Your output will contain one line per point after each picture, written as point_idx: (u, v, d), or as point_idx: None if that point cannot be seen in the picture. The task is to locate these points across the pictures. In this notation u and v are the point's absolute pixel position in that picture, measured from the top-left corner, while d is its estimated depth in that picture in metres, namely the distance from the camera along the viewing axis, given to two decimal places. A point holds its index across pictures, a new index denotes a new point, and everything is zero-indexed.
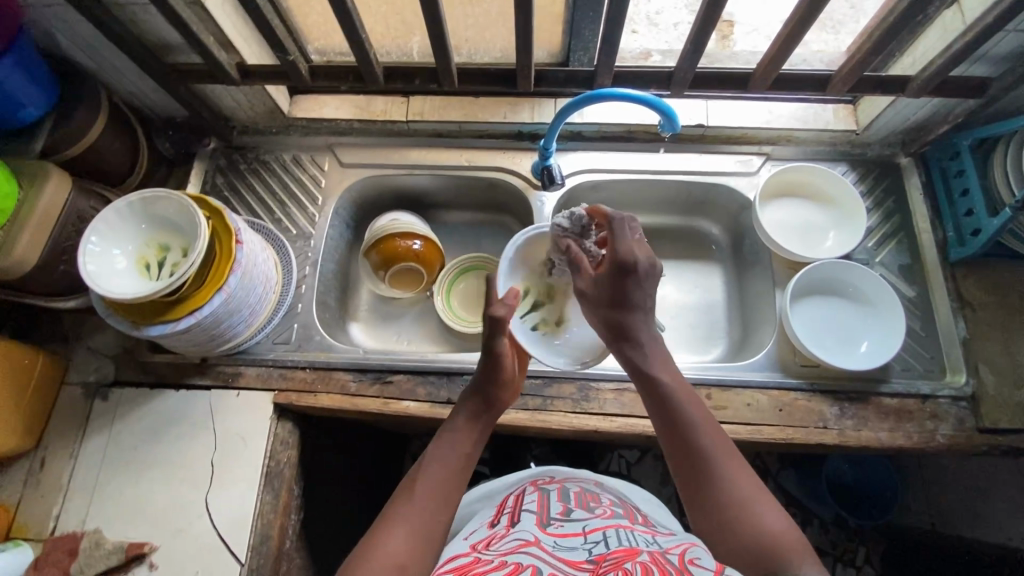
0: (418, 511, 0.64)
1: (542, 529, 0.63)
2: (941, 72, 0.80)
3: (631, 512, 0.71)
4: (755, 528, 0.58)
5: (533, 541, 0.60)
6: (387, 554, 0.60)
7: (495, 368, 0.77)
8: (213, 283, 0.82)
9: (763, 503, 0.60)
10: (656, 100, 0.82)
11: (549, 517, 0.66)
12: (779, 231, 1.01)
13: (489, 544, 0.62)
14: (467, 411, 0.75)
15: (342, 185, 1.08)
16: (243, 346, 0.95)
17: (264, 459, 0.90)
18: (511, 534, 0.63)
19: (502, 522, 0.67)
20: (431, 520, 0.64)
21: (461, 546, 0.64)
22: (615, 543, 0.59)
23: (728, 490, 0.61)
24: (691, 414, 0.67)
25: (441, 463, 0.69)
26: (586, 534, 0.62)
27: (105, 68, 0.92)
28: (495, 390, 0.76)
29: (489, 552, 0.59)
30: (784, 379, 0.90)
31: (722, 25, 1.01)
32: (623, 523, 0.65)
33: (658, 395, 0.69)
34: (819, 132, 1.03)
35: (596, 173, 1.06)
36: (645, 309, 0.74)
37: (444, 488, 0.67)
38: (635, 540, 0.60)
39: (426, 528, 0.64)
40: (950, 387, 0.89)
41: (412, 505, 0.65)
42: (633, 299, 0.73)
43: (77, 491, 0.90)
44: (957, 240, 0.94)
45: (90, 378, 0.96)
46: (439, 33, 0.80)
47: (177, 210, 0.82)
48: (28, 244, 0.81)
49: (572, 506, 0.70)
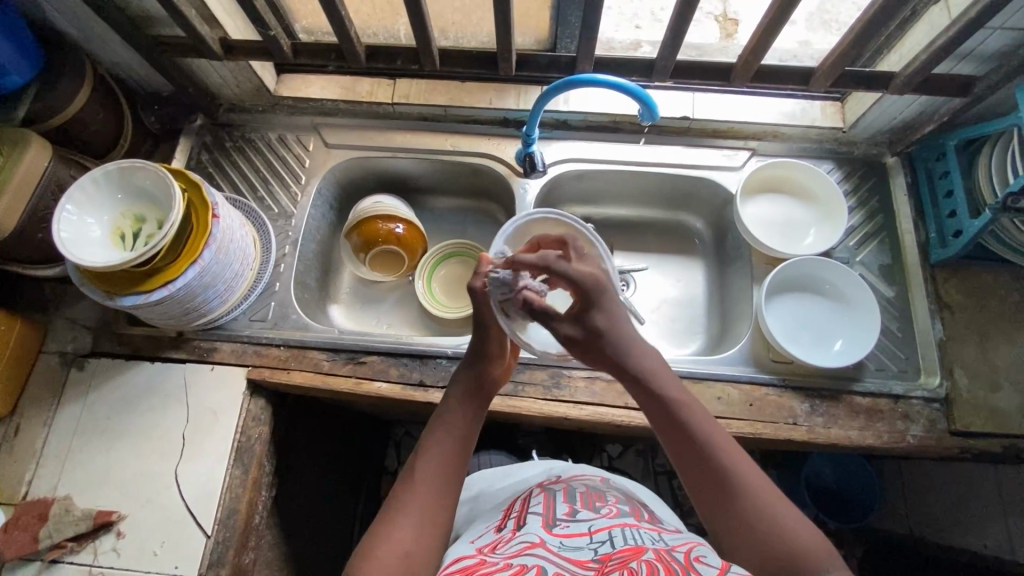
0: (420, 504, 0.65)
1: (547, 529, 0.64)
2: (925, 68, 0.79)
3: (637, 509, 0.73)
4: (780, 538, 0.58)
5: (539, 543, 0.61)
6: (391, 548, 0.61)
7: (479, 345, 0.76)
8: (188, 256, 0.82)
9: (786, 508, 0.61)
10: (635, 87, 0.82)
11: (555, 517, 0.67)
12: (761, 226, 1.01)
13: (496, 548, 0.63)
14: (459, 392, 0.74)
15: (326, 166, 1.08)
16: (219, 321, 0.95)
17: (235, 434, 0.90)
18: (517, 537, 0.64)
19: (508, 526, 0.69)
20: (432, 513, 0.65)
21: (468, 549, 0.65)
22: (621, 542, 0.60)
23: (751, 503, 0.61)
24: (703, 430, 0.65)
25: (439, 451, 0.69)
26: (592, 533, 0.63)
27: (90, 38, 0.92)
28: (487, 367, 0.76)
29: (496, 556, 0.61)
30: (756, 374, 0.90)
31: (727, 22, 1.01)
32: (629, 522, 0.66)
33: (673, 419, 0.66)
34: (805, 128, 1.02)
35: (579, 163, 1.06)
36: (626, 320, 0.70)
37: (442, 476, 0.67)
38: (641, 539, 0.62)
39: (428, 518, 0.65)
40: (923, 388, 0.89)
41: (413, 496, 0.66)
42: (615, 322, 0.69)
43: (49, 459, 0.90)
44: (939, 241, 0.94)
45: (67, 347, 0.96)
46: (419, 14, 0.79)
47: (153, 181, 0.82)
48: (5, 210, 0.81)
49: (578, 506, 0.70)
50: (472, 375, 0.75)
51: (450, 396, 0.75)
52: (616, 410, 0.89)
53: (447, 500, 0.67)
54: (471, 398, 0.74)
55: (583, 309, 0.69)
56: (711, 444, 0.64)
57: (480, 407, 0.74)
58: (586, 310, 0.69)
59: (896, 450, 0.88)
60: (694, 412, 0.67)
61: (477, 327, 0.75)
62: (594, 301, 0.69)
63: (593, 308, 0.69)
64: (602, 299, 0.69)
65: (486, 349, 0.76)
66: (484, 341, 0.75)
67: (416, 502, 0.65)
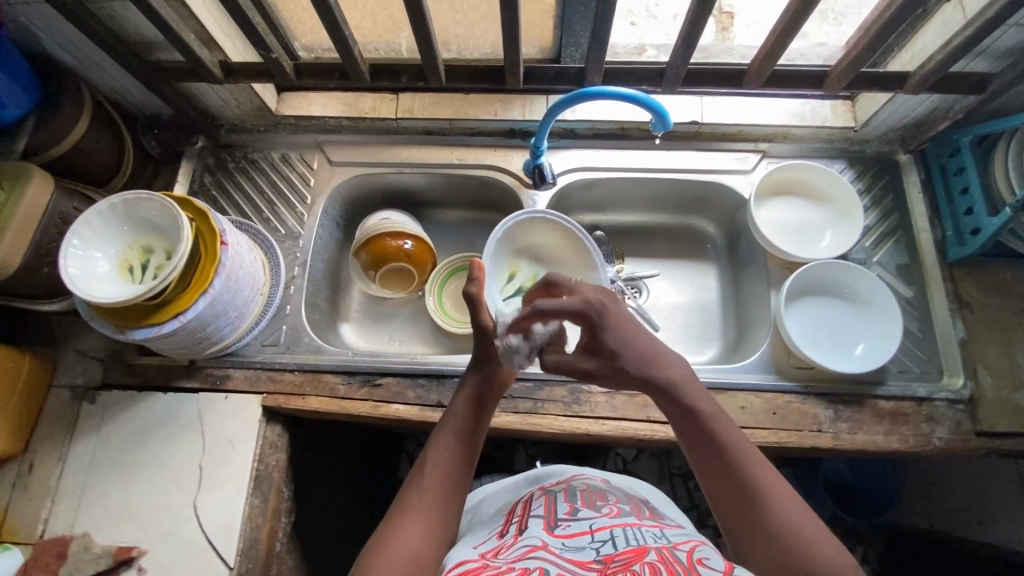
0: (428, 503, 0.65)
1: (549, 531, 0.63)
2: (942, 67, 0.77)
3: (638, 507, 0.72)
4: (804, 553, 0.56)
5: (540, 545, 0.60)
6: (400, 546, 0.60)
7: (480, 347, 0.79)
8: (198, 286, 0.80)
9: (810, 522, 0.58)
10: (646, 97, 0.81)
11: (556, 518, 0.66)
12: (775, 230, 0.99)
13: (498, 552, 0.61)
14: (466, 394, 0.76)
15: (331, 184, 1.06)
16: (231, 348, 0.94)
17: (253, 463, 0.89)
18: (519, 541, 0.62)
19: (510, 530, 0.67)
20: (441, 515, 0.65)
21: (470, 552, 0.63)
22: (623, 542, 0.59)
23: (777, 517, 0.59)
24: (730, 441, 0.64)
25: (447, 451, 0.70)
26: (594, 532, 0.62)
27: (86, 65, 0.90)
28: (490, 366, 0.78)
29: (499, 560, 0.59)
30: (777, 381, 0.89)
31: (722, 16, 0.99)
32: (630, 520, 0.65)
33: (697, 425, 0.65)
34: (816, 128, 1.00)
35: (588, 171, 1.04)
36: (639, 337, 0.71)
37: (451, 476, 0.68)
38: (643, 538, 0.61)
39: (438, 519, 0.65)
40: (947, 390, 0.88)
41: (422, 497, 0.66)
42: (624, 341, 0.70)
43: (66, 495, 0.89)
44: (956, 239, 0.93)
45: (77, 380, 0.95)
46: (425, 33, 0.78)
47: (160, 211, 0.80)
48: (10, 247, 0.79)
49: (579, 505, 0.69)
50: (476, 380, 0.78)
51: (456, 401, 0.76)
52: (639, 425, 0.88)
53: (454, 499, 0.67)
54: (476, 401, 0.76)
55: (590, 338, 0.71)
56: (737, 455, 0.63)
57: (484, 411, 0.76)
58: (594, 335, 0.71)
59: (921, 453, 0.87)
60: (721, 423, 0.65)
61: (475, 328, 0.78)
62: (596, 325, 0.71)
63: (599, 331, 0.71)
64: (607, 322, 0.71)
65: (489, 352, 0.78)
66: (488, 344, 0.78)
67: (424, 501, 0.66)
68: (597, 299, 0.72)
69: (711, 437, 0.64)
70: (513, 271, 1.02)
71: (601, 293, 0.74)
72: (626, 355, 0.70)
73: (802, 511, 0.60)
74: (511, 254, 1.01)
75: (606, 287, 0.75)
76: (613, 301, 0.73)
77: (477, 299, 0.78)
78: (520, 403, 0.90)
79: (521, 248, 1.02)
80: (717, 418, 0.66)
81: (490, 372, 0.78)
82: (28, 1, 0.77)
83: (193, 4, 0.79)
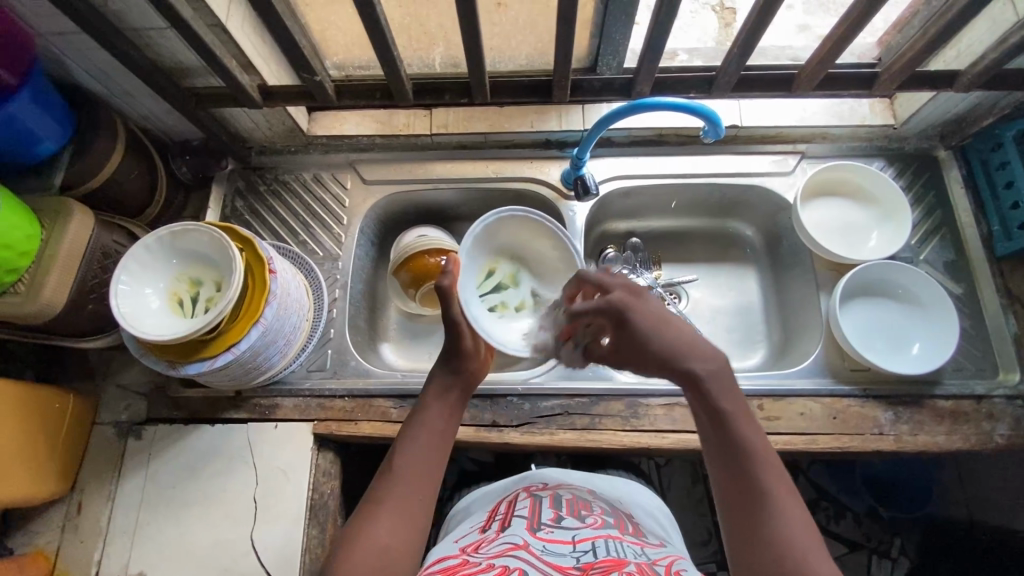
0: (399, 499, 0.61)
1: (532, 533, 0.63)
2: (995, 65, 0.77)
3: (622, 521, 0.70)
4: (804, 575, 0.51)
5: (522, 545, 0.60)
6: (369, 544, 0.58)
7: (450, 342, 0.71)
8: (250, 315, 0.78)
9: (819, 546, 0.53)
10: (699, 105, 0.80)
11: (539, 522, 0.66)
12: (821, 231, 0.99)
13: (478, 547, 0.63)
14: (434, 387, 0.70)
15: (367, 204, 1.05)
16: (278, 376, 0.92)
17: (308, 492, 0.88)
18: (500, 538, 0.63)
19: (493, 527, 0.68)
20: (411, 510, 0.61)
21: (450, 549, 0.65)
22: (603, 552, 0.59)
23: (784, 533, 0.53)
24: (752, 447, 0.57)
25: (418, 446, 0.65)
26: (576, 541, 0.61)
27: (118, 94, 0.88)
28: (460, 360, 0.72)
29: (478, 555, 0.60)
30: (835, 385, 0.89)
31: (724, 12, 0.99)
32: (613, 533, 0.64)
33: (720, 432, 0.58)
34: (855, 127, 1.00)
35: (627, 179, 1.03)
36: (674, 341, 0.61)
37: (423, 471, 0.63)
38: (624, 551, 0.60)
39: (410, 514, 0.61)
40: (1004, 386, 0.88)
41: (391, 493, 0.61)
42: (659, 344, 0.61)
43: (117, 535, 0.87)
44: (1003, 234, 0.93)
45: (121, 416, 0.93)
46: (475, 50, 0.77)
47: (207, 242, 0.78)
48: (55, 286, 0.77)
49: (564, 513, 0.69)
50: (444, 373, 0.71)
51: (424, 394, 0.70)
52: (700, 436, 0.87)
53: (428, 497, 0.63)
54: (446, 394, 0.70)
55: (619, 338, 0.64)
56: (755, 463, 0.57)
57: (455, 405, 0.70)
58: (622, 339, 0.64)
59: (982, 451, 0.87)
60: (748, 426, 0.59)
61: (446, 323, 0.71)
62: (623, 327, 0.63)
63: (627, 334, 0.62)
64: (632, 320, 0.62)
65: (458, 346, 0.71)
66: (456, 338, 0.71)
67: (394, 496, 0.61)
68: (624, 299, 0.64)
69: (732, 436, 0.58)
70: (493, 267, 0.81)
71: (630, 293, 0.65)
72: (654, 357, 0.61)
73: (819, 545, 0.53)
74: (491, 246, 0.80)
75: (636, 284, 0.65)
76: (642, 304, 0.64)
77: (450, 293, 0.70)
78: (578, 419, 0.89)
79: (503, 242, 0.81)
80: (742, 420, 0.59)
81: (459, 364, 0.71)
82: (63, 33, 0.75)
83: (235, 30, 0.78)
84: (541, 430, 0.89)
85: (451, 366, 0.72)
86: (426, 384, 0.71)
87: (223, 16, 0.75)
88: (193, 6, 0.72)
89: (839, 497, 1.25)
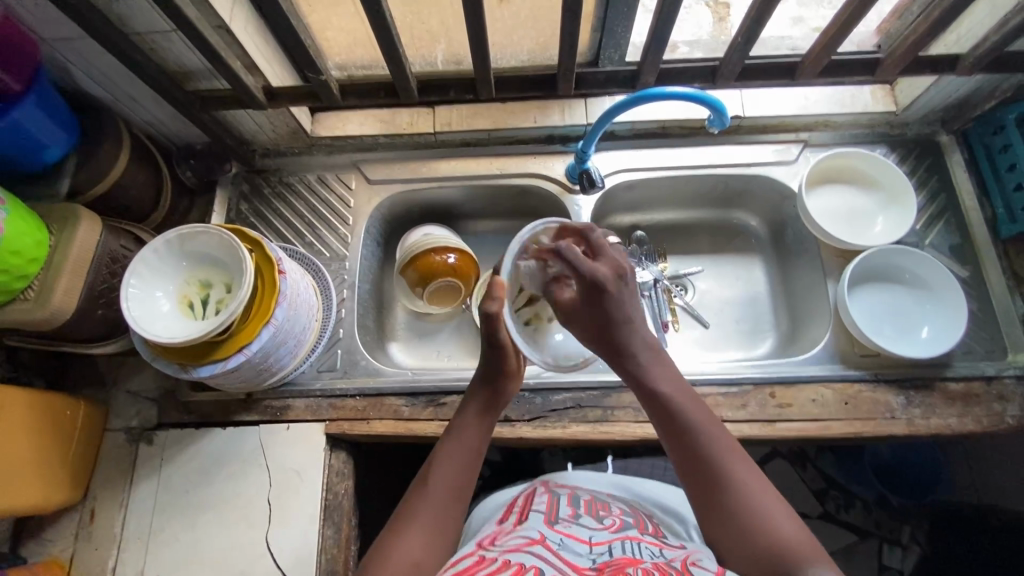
0: (429, 513, 0.63)
1: (548, 526, 0.64)
2: (996, 48, 0.78)
3: (642, 521, 0.70)
4: (761, 524, 0.59)
5: (538, 539, 0.61)
6: (400, 559, 0.59)
7: (496, 363, 0.72)
8: (261, 316, 0.78)
9: (771, 502, 0.61)
10: (702, 94, 0.79)
11: (557, 517, 0.66)
12: (826, 218, 0.99)
13: (495, 540, 0.63)
14: (475, 407, 0.72)
15: (372, 203, 1.05)
16: (289, 377, 0.92)
17: (321, 493, 0.87)
18: (518, 531, 0.63)
19: (511, 519, 0.69)
20: (441, 525, 0.63)
21: (467, 545, 0.64)
22: (618, 552, 0.59)
23: (739, 497, 0.61)
24: (696, 424, 0.66)
25: (451, 462, 0.67)
26: (592, 542, 0.62)
27: (122, 99, 0.88)
28: (502, 381, 0.73)
29: (494, 550, 0.59)
30: (845, 371, 0.89)
31: (717, 6, 0.99)
32: (631, 534, 0.64)
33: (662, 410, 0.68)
34: (857, 114, 1.00)
35: (631, 172, 1.03)
36: (630, 320, 0.70)
37: (454, 486, 0.66)
38: (640, 552, 0.60)
39: (440, 529, 0.63)
40: (1014, 366, 0.88)
41: (422, 507, 0.64)
42: (621, 319, 0.69)
43: (131, 541, 0.87)
44: (1007, 216, 0.93)
45: (132, 422, 0.93)
46: (480, 46, 0.77)
47: (217, 244, 0.78)
48: (65, 293, 0.77)
49: (581, 512, 0.69)
50: (483, 395, 0.73)
51: (463, 413, 0.72)
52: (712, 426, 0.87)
53: (457, 514, 0.65)
54: (484, 418, 0.72)
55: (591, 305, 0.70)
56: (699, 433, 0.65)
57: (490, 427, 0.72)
58: (592, 305, 0.70)
59: (994, 432, 0.87)
60: (690, 406, 0.67)
61: (491, 344, 0.71)
62: (598, 298, 0.69)
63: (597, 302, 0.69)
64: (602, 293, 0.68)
65: (502, 368, 0.73)
66: (500, 359, 0.72)
67: (427, 512, 0.63)
68: (607, 275, 0.69)
69: (678, 417, 0.66)
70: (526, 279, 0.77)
71: (613, 268, 0.71)
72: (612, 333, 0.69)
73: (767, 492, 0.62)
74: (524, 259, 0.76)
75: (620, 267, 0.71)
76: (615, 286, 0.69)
77: (497, 318, 0.70)
78: (590, 411, 0.89)
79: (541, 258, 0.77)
80: (683, 399, 0.68)
81: (499, 386, 0.73)
82: (68, 38, 0.74)
83: (239, 31, 0.78)
84: (553, 424, 0.89)
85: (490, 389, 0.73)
86: (463, 406, 0.73)
87: (227, 17, 0.75)
88: (198, 8, 0.72)
89: (846, 486, 1.26)
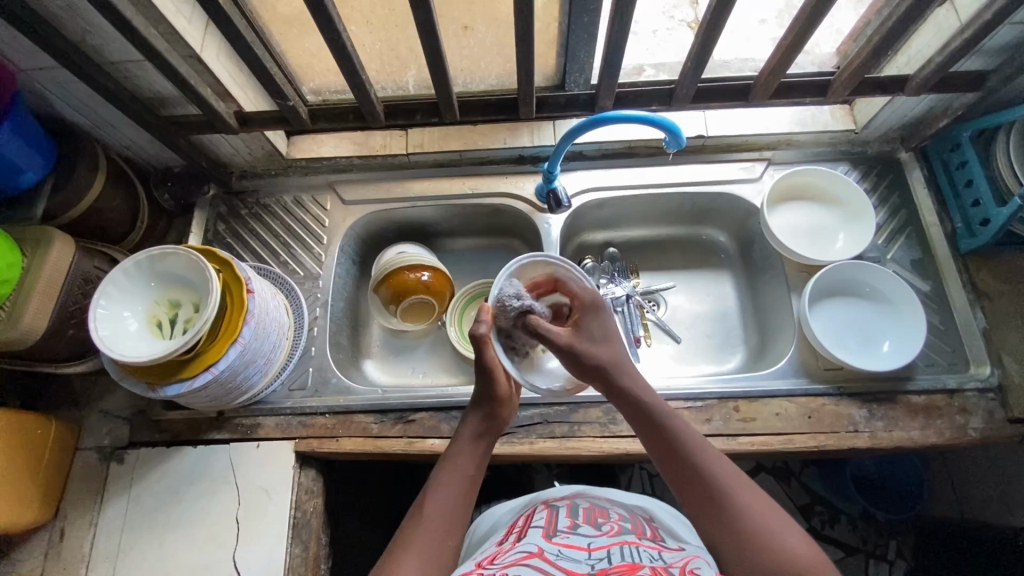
0: (431, 540, 0.62)
1: (546, 538, 0.62)
2: (941, 69, 0.81)
3: (640, 525, 0.69)
4: (761, 531, 0.59)
5: (536, 552, 0.59)
6: None
7: (486, 389, 0.76)
8: (228, 335, 0.79)
9: (769, 516, 0.60)
10: (657, 117, 0.82)
11: (555, 529, 0.65)
12: (789, 234, 1.01)
13: (495, 559, 0.61)
14: (469, 433, 0.74)
15: (347, 222, 1.07)
16: (260, 395, 0.93)
17: (290, 511, 0.88)
18: (516, 547, 0.62)
19: (510, 539, 0.67)
20: (440, 552, 0.61)
21: (469, 563, 0.63)
22: (618, 558, 0.58)
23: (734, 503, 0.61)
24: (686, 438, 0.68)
25: (450, 485, 0.68)
26: (591, 549, 0.60)
27: (99, 125, 0.90)
28: (494, 406, 0.77)
29: (494, 566, 0.58)
30: (810, 385, 0.90)
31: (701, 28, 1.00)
32: (629, 538, 0.63)
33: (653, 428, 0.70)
34: (818, 133, 1.03)
35: (600, 191, 1.06)
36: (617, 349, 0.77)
37: (452, 512, 0.65)
38: (639, 556, 0.59)
39: (437, 556, 0.61)
40: (975, 379, 0.89)
41: (421, 534, 0.62)
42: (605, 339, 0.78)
43: (99, 560, 0.87)
44: (966, 231, 0.95)
45: (104, 441, 0.93)
46: (441, 71, 0.80)
47: (186, 264, 0.80)
48: (35, 313, 0.78)
49: (580, 522, 0.68)
50: (478, 420, 0.76)
51: (457, 439, 0.74)
52: None
53: (453, 542, 0.63)
54: (478, 441, 0.74)
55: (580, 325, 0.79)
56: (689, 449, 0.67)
57: (485, 453, 0.74)
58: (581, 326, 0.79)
59: (957, 445, 0.88)
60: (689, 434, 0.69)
61: (480, 369, 0.76)
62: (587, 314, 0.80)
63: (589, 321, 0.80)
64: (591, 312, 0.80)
65: (493, 393, 0.76)
66: (492, 383, 0.76)
67: (425, 537, 0.62)
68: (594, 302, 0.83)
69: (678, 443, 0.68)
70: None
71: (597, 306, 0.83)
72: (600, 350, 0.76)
73: (761, 503, 0.62)
74: None
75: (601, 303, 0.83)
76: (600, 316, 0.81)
77: (483, 340, 0.74)
78: (557, 427, 0.90)
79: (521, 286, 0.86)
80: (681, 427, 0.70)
81: (492, 410, 0.76)
82: (43, 67, 0.77)
83: (208, 59, 0.81)
84: (520, 439, 0.89)
85: (484, 414, 0.76)
86: (459, 431, 0.75)
87: (197, 47, 0.78)
88: (167, 39, 0.76)
89: (831, 501, 1.25)
